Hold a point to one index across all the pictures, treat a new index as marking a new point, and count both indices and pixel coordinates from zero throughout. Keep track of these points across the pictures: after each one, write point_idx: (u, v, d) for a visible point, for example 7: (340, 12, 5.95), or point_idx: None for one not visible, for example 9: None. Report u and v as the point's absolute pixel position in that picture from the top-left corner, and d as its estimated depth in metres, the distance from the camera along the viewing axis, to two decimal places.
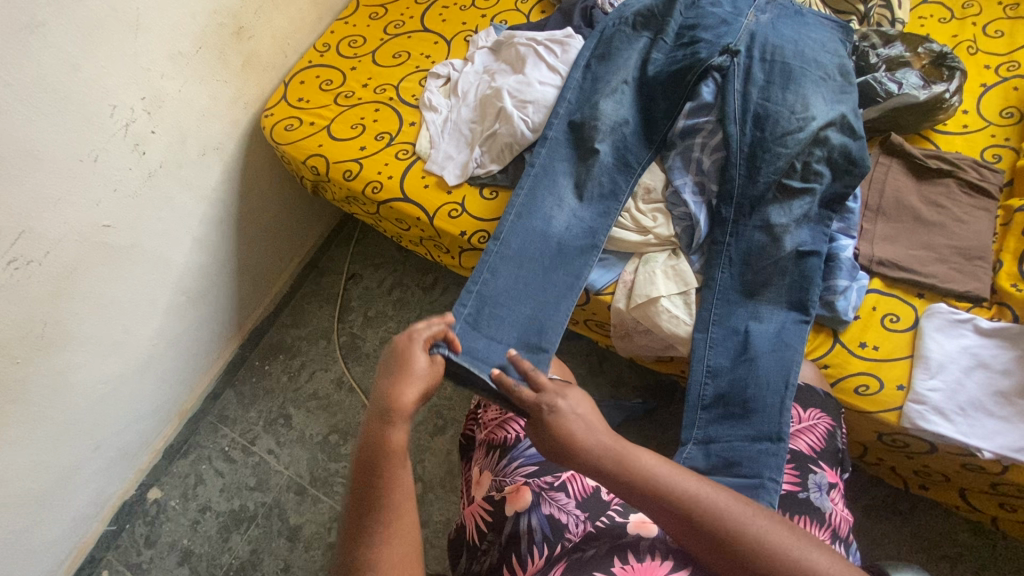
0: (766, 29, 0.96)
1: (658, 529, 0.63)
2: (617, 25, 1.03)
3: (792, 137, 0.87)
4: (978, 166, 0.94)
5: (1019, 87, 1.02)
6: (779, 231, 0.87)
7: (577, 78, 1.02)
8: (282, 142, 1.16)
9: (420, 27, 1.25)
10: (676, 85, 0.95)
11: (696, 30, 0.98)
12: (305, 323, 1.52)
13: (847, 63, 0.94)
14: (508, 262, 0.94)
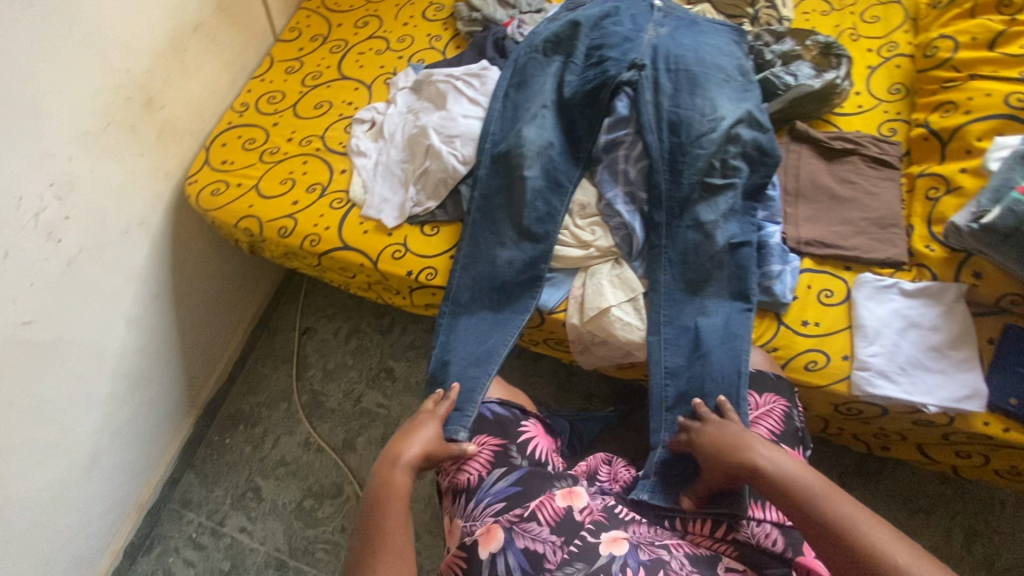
0: (667, 42, 1.01)
1: (626, 544, 0.68)
2: (529, 54, 1.07)
3: (707, 138, 0.92)
4: (878, 141, 1.01)
5: (901, 65, 1.09)
6: (711, 228, 0.90)
7: (498, 108, 1.04)
8: (211, 208, 1.13)
9: (339, 75, 1.25)
10: (592, 103, 0.99)
11: (603, 49, 1.02)
12: (263, 387, 1.46)
13: (745, 64, 1.00)
14: (462, 319, 0.97)
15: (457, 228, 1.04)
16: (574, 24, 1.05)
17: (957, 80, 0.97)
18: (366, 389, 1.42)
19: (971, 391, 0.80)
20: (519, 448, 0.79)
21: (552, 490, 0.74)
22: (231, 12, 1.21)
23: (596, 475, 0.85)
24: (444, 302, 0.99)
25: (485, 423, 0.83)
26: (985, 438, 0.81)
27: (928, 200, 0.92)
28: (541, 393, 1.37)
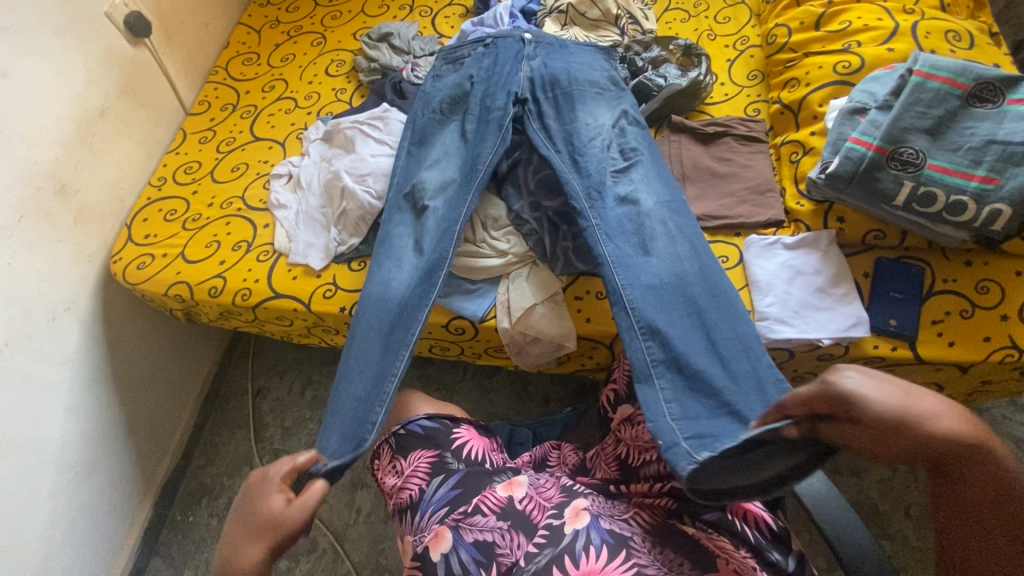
0: (544, 74, 1.12)
1: (586, 517, 0.74)
2: (426, 115, 1.14)
3: (596, 139, 1.03)
4: (744, 121, 1.13)
5: (754, 55, 1.24)
6: (633, 198, 0.97)
7: (401, 163, 1.11)
8: (138, 282, 1.15)
9: (252, 137, 1.31)
10: (493, 127, 1.07)
11: (491, 90, 1.11)
12: (222, 457, 1.43)
13: (616, 75, 1.12)
14: (354, 340, 0.94)
15: None
16: (464, 84, 1.15)
17: (795, 59, 1.10)
18: None
19: (856, 320, 0.89)
20: (454, 454, 0.84)
21: (492, 484, 0.80)
22: (137, 94, 1.25)
23: (546, 462, 0.95)
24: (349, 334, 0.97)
25: (416, 438, 0.87)
26: (880, 360, 0.90)
27: (792, 163, 1.03)
28: (501, 407, 1.40)
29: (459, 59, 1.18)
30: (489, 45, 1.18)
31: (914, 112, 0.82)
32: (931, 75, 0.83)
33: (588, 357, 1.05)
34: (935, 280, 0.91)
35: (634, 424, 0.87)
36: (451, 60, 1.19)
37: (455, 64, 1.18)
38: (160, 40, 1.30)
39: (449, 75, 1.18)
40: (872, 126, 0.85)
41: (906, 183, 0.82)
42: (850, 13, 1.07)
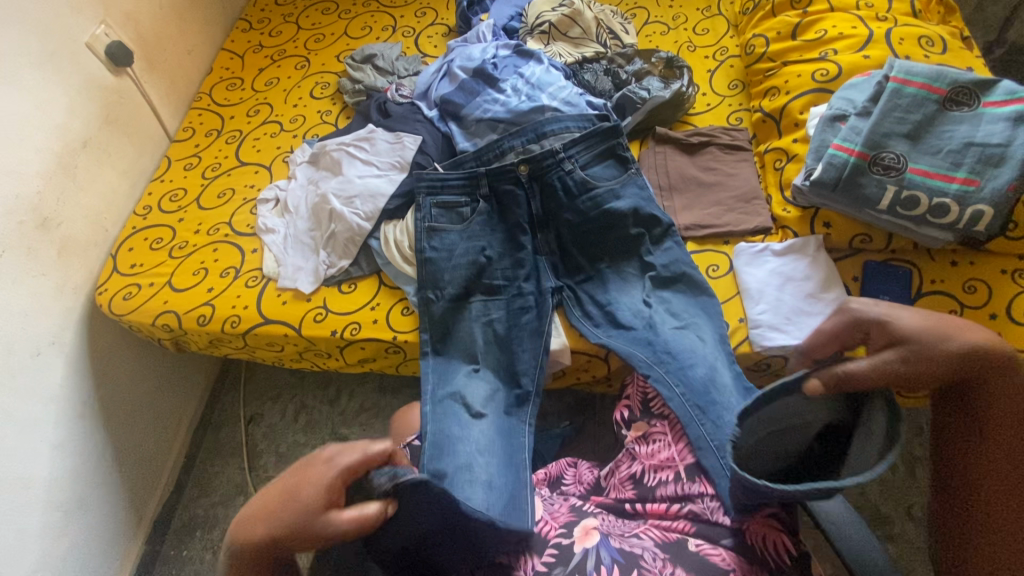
0: (561, 251, 1.03)
1: (596, 536, 0.74)
2: (443, 305, 1.01)
3: (637, 321, 0.95)
4: (727, 130, 1.15)
5: (734, 65, 1.26)
6: (703, 362, 0.89)
7: (430, 364, 0.98)
8: (124, 312, 1.13)
9: (238, 162, 1.31)
10: (534, 322, 0.98)
11: (508, 269, 1.01)
12: (215, 487, 1.40)
13: (633, 205, 1.00)
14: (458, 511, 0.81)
15: (373, 281, 1.09)
16: (479, 259, 1.01)
17: (775, 68, 1.12)
18: None
19: None
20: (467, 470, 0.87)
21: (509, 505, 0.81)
22: (119, 123, 1.24)
23: (561, 480, 0.93)
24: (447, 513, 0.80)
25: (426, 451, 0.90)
26: None
27: (776, 170, 1.04)
28: None
29: (453, 208, 1.04)
30: (490, 199, 1.04)
31: (893, 117, 0.84)
32: (908, 81, 0.85)
33: (584, 372, 1.04)
34: (923, 282, 0.92)
35: (649, 442, 0.86)
36: (444, 205, 1.04)
37: (455, 222, 1.04)
38: (143, 69, 1.30)
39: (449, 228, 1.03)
40: (853, 132, 0.86)
41: (889, 188, 0.83)
42: (825, 22, 1.09)
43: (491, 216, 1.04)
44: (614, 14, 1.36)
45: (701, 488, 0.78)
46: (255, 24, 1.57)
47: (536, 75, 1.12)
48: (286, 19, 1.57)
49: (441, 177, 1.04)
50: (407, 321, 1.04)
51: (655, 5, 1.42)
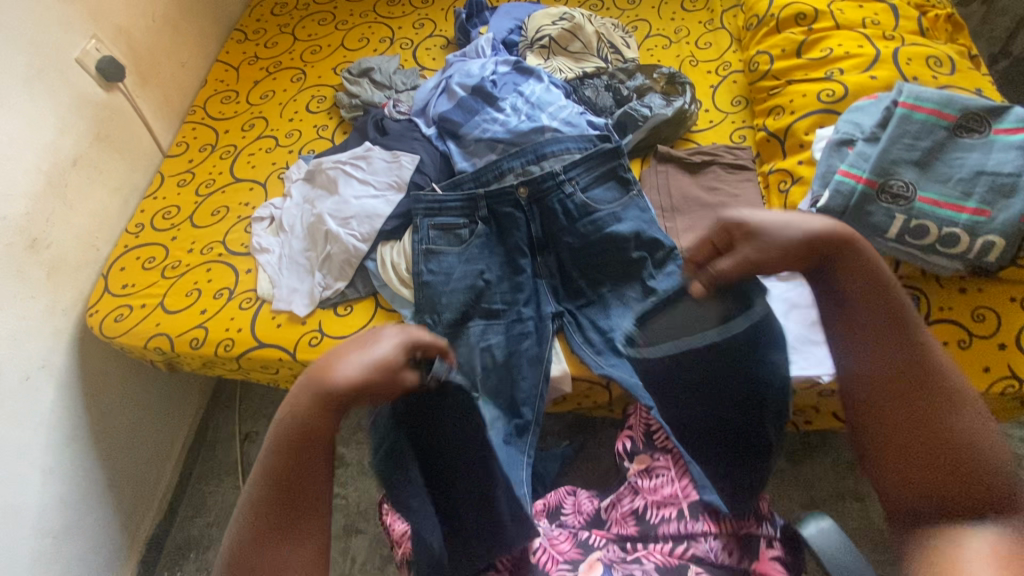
0: (562, 274, 1.00)
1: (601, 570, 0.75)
2: (440, 330, 0.98)
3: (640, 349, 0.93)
4: (730, 149, 1.13)
5: (737, 80, 1.24)
6: None
7: None
8: (116, 335, 1.11)
9: (232, 178, 1.28)
10: (533, 349, 0.96)
11: (507, 293, 0.99)
12: (209, 506, 1.38)
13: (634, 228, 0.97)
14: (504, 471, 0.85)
15: (369, 303, 1.07)
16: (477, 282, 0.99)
17: (779, 86, 1.10)
18: None
19: None
20: None
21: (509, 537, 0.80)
22: (111, 139, 1.22)
23: (560, 509, 0.88)
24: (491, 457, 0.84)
25: None
26: None
27: (781, 192, 1.02)
28: None
29: (451, 229, 1.02)
30: (489, 220, 1.01)
31: (902, 144, 0.82)
32: (917, 106, 0.83)
33: (586, 398, 1.02)
34: (931, 309, 0.90)
35: (653, 477, 0.84)
36: (442, 226, 1.02)
37: (452, 244, 1.01)
38: (135, 83, 1.28)
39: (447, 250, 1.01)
40: (861, 159, 0.84)
41: (897, 216, 0.81)
42: (831, 40, 1.07)
43: (490, 238, 1.01)
44: (615, 27, 1.34)
45: (704, 527, 0.76)
46: (250, 35, 1.55)
47: (536, 95, 1.10)
48: (282, 29, 1.55)
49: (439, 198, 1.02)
50: None
51: (656, 18, 1.40)
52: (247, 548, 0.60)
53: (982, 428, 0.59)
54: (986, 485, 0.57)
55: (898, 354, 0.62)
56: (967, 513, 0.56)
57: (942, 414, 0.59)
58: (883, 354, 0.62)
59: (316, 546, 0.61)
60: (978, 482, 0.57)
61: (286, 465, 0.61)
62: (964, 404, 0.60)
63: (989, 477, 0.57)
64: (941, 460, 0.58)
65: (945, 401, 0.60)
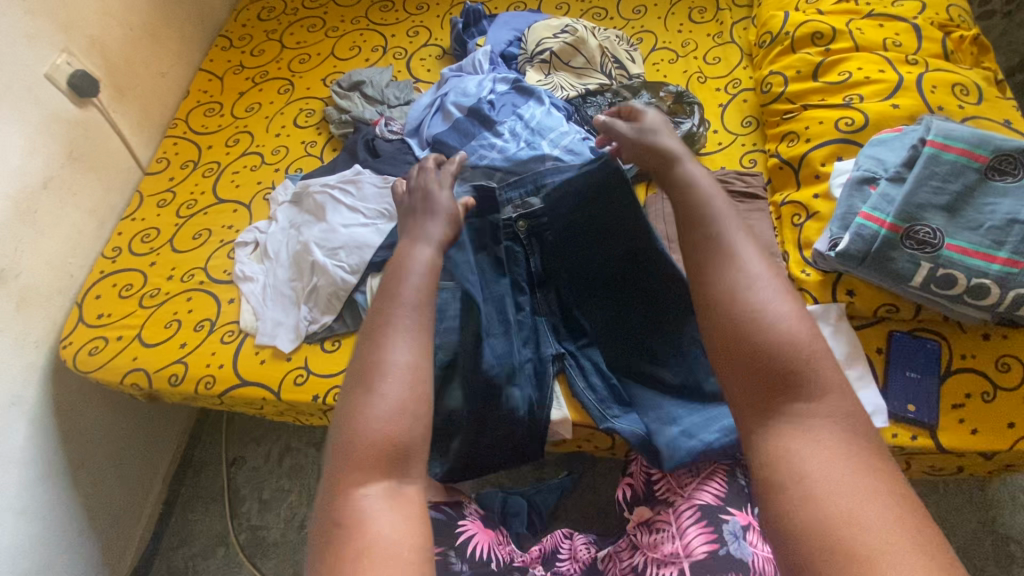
0: (563, 312, 0.95)
1: None
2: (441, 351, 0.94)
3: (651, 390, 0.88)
4: (741, 175, 1.06)
5: (748, 99, 1.17)
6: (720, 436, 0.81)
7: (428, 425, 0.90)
8: (90, 369, 1.05)
9: (215, 199, 1.22)
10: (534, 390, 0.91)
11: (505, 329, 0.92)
12: (194, 536, 1.33)
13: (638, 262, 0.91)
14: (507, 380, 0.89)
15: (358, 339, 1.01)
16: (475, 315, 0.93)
17: (794, 110, 1.03)
18: (310, 511, 1.31)
19: (873, 408, 0.83)
20: (458, 552, 0.81)
21: None
22: (85, 158, 1.15)
23: (557, 553, 0.90)
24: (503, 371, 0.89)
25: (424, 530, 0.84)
26: (899, 450, 0.83)
27: (795, 226, 0.96)
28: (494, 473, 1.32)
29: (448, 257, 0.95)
30: (488, 251, 0.95)
31: (929, 187, 0.76)
32: (946, 146, 0.77)
33: (587, 442, 0.96)
34: (953, 358, 0.85)
35: (652, 530, 0.77)
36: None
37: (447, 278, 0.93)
38: (110, 96, 1.21)
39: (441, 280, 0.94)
40: (884, 201, 0.79)
41: (922, 265, 0.76)
42: (850, 62, 1.01)
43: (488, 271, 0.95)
44: (619, 40, 1.27)
45: None
46: (236, 41, 1.47)
47: (537, 119, 1.05)
48: (269, 36, 1.47)
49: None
50: None
51: (663, 30, 1.33)
52: (377, 333, 0.60)
53: (781, 303, 0.57)
54: (788, 364, 0.54)
55: (698, 242, 0.63)
56: (773, 396, 0.54)
57: (737, 294, 0.58)
58: (694, 251, 0.63)
59: (431, 364, 0.60)
60: (781, 362, 0.54)
61: (422, 275, 0.66)
62: (764, 281, 0.58)
63: (795, 355, 0.54)
64: (746, 344, 0.55)
65: (747, 285, 0.58)
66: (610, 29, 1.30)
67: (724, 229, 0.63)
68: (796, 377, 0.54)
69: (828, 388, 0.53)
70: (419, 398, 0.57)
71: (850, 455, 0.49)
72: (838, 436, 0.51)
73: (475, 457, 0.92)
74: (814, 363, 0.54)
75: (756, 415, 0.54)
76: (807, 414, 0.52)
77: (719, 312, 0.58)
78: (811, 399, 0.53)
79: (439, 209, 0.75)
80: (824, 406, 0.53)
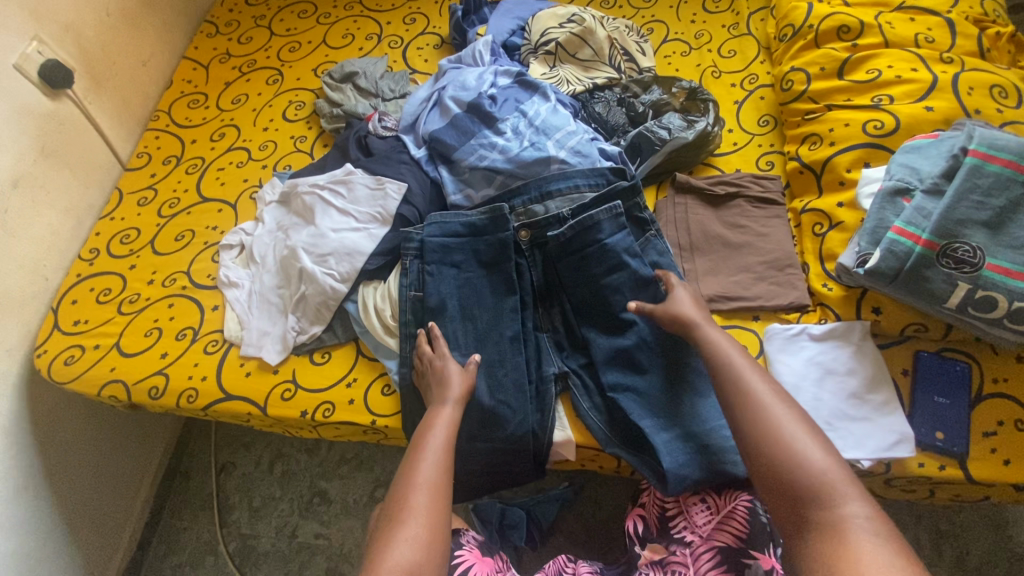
0: (567, 326, 0.89)
1: None
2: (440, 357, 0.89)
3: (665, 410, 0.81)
4: (758, 179, 0.99)
5: (765, 96, 1.10)
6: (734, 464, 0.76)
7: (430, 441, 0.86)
8: (65, 380, 0.99)
9: (199, 197, 1.15)
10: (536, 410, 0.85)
11: (507, 344, 0.86)
12: (182, 545, 1.29)
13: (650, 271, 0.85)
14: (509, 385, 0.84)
15: (349, 350, 0.95)
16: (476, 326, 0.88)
17: (817, 110, 0.96)
18: (301, 520, 1.27)
19: (900, 435, 0.77)
20: None
21: None
22: (59, 154, 1.08)
23: None
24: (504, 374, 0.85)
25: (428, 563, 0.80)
26: (925, 479, 0.78)
27: (816, 236, 0.90)
28: None
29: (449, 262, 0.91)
30: (490, 259, 0.90)
31: (969, 201, 0.70)
32: (989, 157, 0.71)
33: (591, 462, 0.90)
34: (984, 381, 0.79)
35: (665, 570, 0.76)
36: (436, 264, 0.91)
37: (449, 287, 0.90)
38: (86, 87, 1.13)
39: (441, 288, 0.89)
40: (920, 215, 0.73)
41: (960, 286, 0.70)
42: (880, 59, 0.94)
43: (488, 279, 0.90)
44: (629, 30, 1.19)
45: None
46: (222, 28, 1.39)
47: (541, 116, 0.98)
48: (257, 22, 1.39)
49: (438, 239, 0.92)
50: (387, 404, 0.90)
51: (674, 19, 1.25)
52: (404, 486, 0.68)
53: (818, 451, 0.62)
54: (815, 482, 0.60)
55: (720, 385, 0.71)
56: (808, 513, 0.59)
57: (789, 449, 0.62)
58: (742, 416, 0.67)
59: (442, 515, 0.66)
60: (810, 483, 0.60)
61: (445, 430, 0.75)
62: (779, 410, 0.66)
63: (819, 476, 0.60)
64: (775, 473, 0.62)
65: (762, 417, 0.66)
66: (619, 18, 1.22)
67: (733, 363, 0.72)
68: (825, 490, 0.59)
69: (858, 497, 0.58)
70: (434, 542, 0.63)
71: (894, 555, 0.53)
72: (879, 541, 0.54)
73: (474, 480, 0.87)
74: (838, 478, 0.59)
75: (798, 534, 0.58)
76: (844, 522, 0.56)
77: (750, 449, 0.65)
78: (844, 508, 0.57)
79: (448, 371, 0.81)
80: (857, 510, 0.57)
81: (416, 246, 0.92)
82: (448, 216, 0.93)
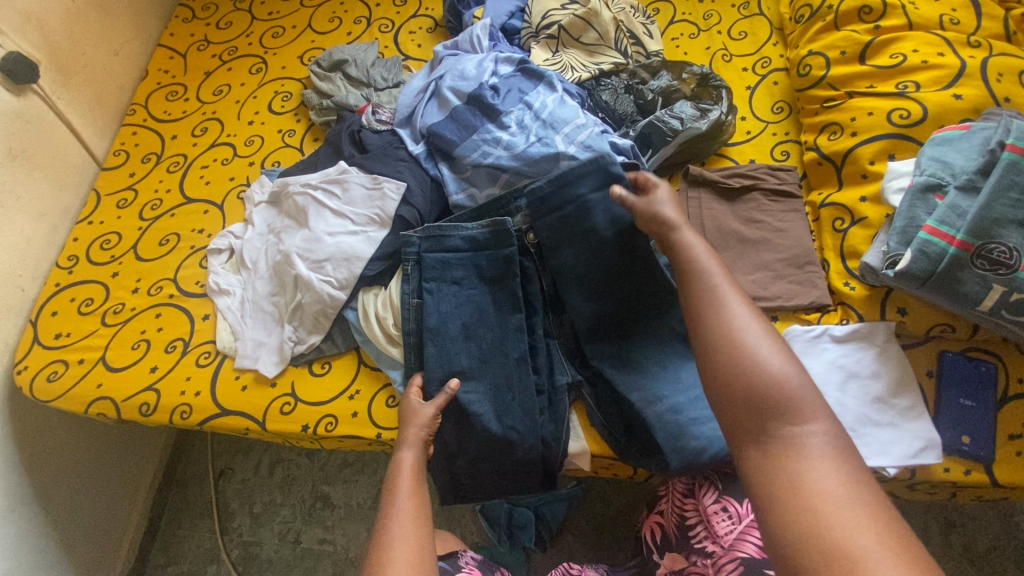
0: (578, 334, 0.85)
1: None
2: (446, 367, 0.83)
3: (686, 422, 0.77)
4: (774, 170, 0.95)
5: (779, 81, 1.05)
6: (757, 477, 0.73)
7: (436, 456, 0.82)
8: (48, 397, 0.94)
9: (182, 198, 1.08)
10: (551, 420, 0.82)
11: (516, 352, 0.82)
12: (183, 554, 1.25)
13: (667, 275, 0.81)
14: (519, 398, 0.81)
15: (350, 360, 0.91)
16: (483, 334, 0.83)
17: (837, 98, 0.92)
18: (304, 526, 1.24)
19: (926, 442, 0.75)
20: None
21: None
22: (29, 155, 1.01)
23: None
24: (513, 385, 0.81)
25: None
26: (949, 484, 0.76)
27: (836, 232, 0.86)
28: None
29: (451, 271, 0.86)
30: (496, 262, 0.85)
31: (1006, 199, 0.67)
32: None
33: (605, 470, 0.87)
34: (1010, 383, 0.77)
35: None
36: (436, 281, 0.86)
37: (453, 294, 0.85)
38: (54, 81, 1.05)
39: (441, 306, 0.85)
40: (954, 213, 0.69)
41: (994, 288, 0.67)
42: (904, 43, 0.89)
43: (492, 296, 0.85)
44: (635, 11, 1.11)
45: None
46: (198, 12, 1.30)
47: (548, 108, 0.92)
48: (236, 5, 1.30)
49: (437, 253, 0.87)
50: (392, 416, 0.86)
51: None
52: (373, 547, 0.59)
53: (788, 363, 0.54)
54: (777, 392, 0.52)
55: (689, 287, 0.63)
56: (766, 424, 0.51)
57: (757, 355, 0.54)
58: (708, 318, 0.59)
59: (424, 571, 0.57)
60: (772, 392, 0.52)
61: (409, 472, 0.68)
62: (748, 313, 0.58)
63: (785, 387, 0.52)
64: (734, 377, 0.54)
65: (726, 320, 0.58)
66: None
67: (701, 266, 0.64)
68: (787, 401, 0.52)
69: (819, 413, 0.52)
70: None
71: (851, 483, 0.47)
72: (835, 462, 0.48)
73: (485, 492, 0.84)
74: (804, 392, 0.52)
75: (752, 444, 0.52)
76: (801, 440, 0.50)
77: (712, 349, 0.57)
78: (807, 425, 0.51)
79: (411, 409, 0.77)
80: (818, 427, 0.51)
81: (416, 253, 0.87)
82: (446, 228, 0.87)
